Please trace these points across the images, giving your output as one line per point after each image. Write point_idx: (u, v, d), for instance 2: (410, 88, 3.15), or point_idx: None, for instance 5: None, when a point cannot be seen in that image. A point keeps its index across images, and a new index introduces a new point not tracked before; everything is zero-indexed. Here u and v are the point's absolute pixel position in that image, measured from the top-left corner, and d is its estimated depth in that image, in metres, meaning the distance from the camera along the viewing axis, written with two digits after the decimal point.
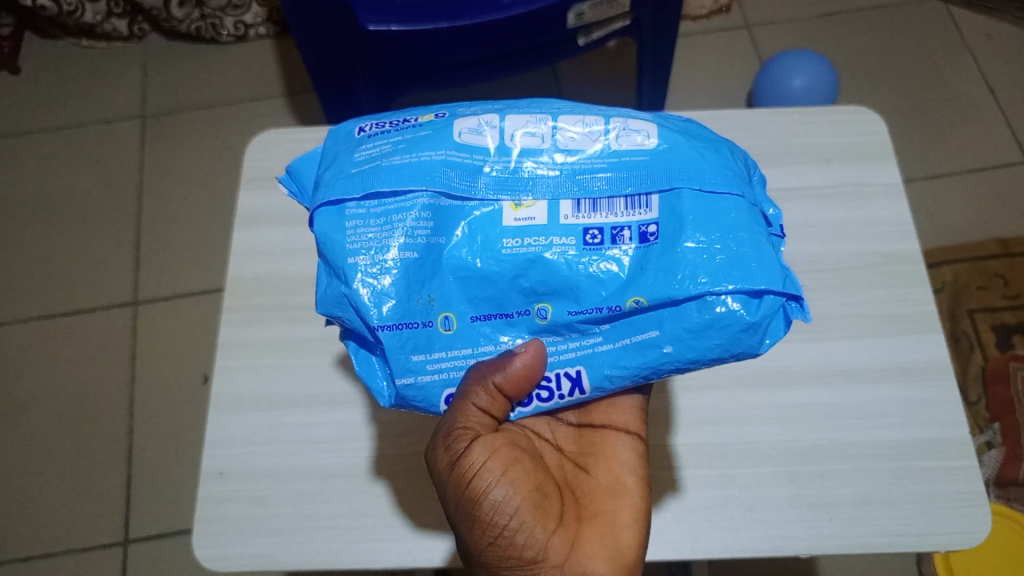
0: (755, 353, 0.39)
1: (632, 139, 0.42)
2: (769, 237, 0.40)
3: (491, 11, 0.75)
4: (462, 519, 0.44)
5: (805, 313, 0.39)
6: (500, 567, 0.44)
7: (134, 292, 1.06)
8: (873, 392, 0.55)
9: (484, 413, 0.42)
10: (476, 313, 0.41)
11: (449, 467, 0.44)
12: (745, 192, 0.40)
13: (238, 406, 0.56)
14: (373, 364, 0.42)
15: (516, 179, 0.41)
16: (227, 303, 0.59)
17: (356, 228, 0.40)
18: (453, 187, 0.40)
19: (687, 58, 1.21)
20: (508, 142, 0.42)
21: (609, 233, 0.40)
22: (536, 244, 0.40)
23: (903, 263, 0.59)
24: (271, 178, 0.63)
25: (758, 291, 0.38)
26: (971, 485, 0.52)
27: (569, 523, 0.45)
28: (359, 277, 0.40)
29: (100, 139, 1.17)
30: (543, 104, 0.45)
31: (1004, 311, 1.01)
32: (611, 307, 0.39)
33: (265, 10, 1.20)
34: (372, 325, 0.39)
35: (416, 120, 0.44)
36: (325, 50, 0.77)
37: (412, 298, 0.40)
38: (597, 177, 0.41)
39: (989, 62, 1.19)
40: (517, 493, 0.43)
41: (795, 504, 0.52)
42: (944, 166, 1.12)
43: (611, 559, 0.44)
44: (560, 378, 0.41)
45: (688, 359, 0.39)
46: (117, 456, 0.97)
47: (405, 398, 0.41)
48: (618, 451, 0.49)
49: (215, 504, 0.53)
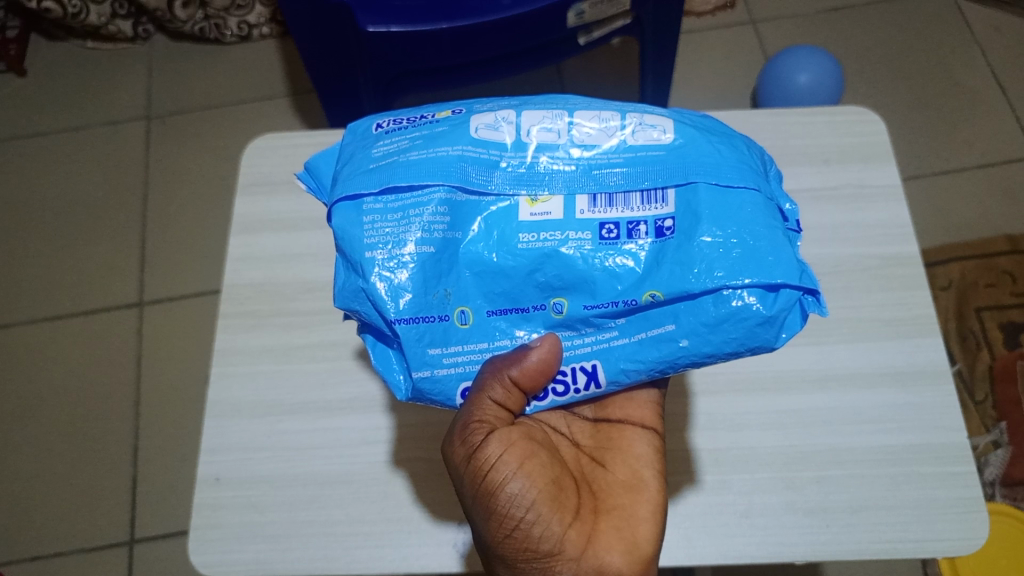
0: (771, 348, 0.38)
1: (648, 134, 0.41)
2: (786, 231, 0.40)
3: (491, 11, 0.75)
4: (479, 511, 0.44)
5: (821, 306, 0.39)
6: (517, 560, 0.43)
7: (139, 293, 1.07)
8: (869, 397, 0.54)
9: (499, 407, 0.42)
10: (493, 307, 0.41)
11: (466, 460, 0.44)
12: (761, 186, 0.40)
13: (235, 413, 0.56)
14: (391, 358, 0.42)
15: (533, 174, 0.41)
16: (224, 310, 0.60)
17: (373, 223, 0.40)
18: (469, 181, 0.40)
19: (691, 54, 1.20)
20: (525, 137, 0.42)
21: (626, 227, 0.40)
22: (552, 238, 0.40)
23: (902, 267, 0.58)
24: (268, 185, 0.63)
25: (775, 285, 0.37)
26: (968, 491, 0.52)
27: (586, 516, 0.45)
28: (376, 271, 0.39)
29: (107, 140, 1.18)
30: (559, 99, 0.44)
31: (1013, 309, 1.00)
32: (628, 301, 0.39)
33: (269, 10, 1.20)
34: (388, 318, 0.39)
35: (433, 115, 0.43)
36: (326, 51, 0.77)
37: (429, 292, 0.40)
38: (613, 172, 0.40)
39: (997, 55, 1.18)
40: (533, 486, 0.43)
41: (791, 510, 0.52)
42: (951, 163, 1.11)
43: (628, 552, 0.44)
44: (576, 373, 0.41)
45: (705, 353, 0.39)
46: (124, 455, 0.98)
47: (421, 391, 0.41)
48: (635, 446, 0.49)
49: (212, 511, 0.54)
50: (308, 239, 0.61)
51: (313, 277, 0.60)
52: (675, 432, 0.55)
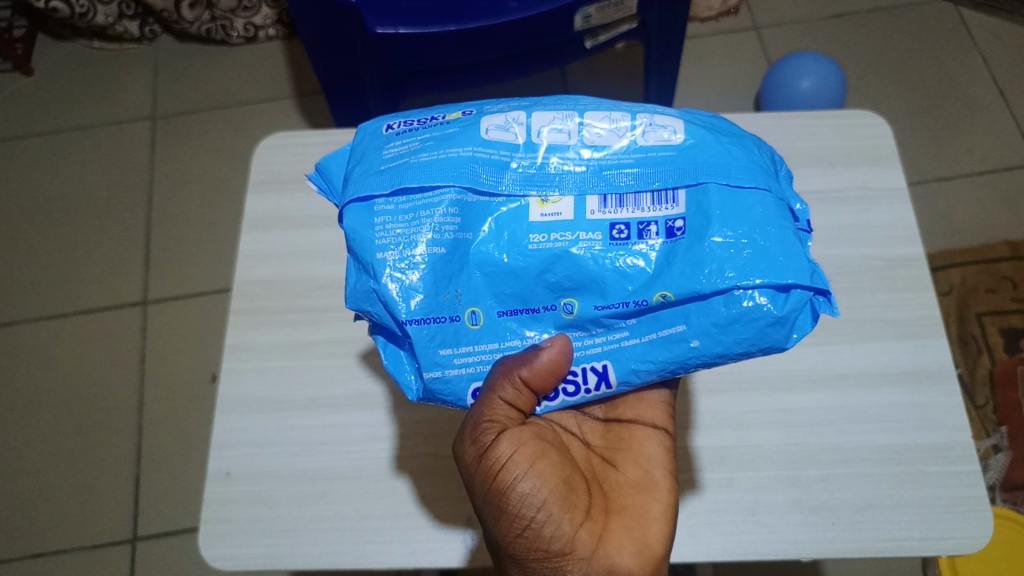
0: (781, 348, 0.39)
1: (659, 135, 0.42)
2: (796, 231, 0.40)
3: (498, 14, 0.76)
4: (490, 510, 0.44)
5: (832, 307, 0.39)
6: (527, 559, 0.44)
7: (144, 292, 1.07)
8: (873, 396, 0.55)
9: (510, 407, 0.43)
10: (504, 308, 0.41)
11: (476, 459, 0.44)
12: (771, 187, 0.40)
13: (244, 408, 0.57)
14: (402, 359, 0.42)
15: (543, 175, 0.41)
16: (233, 306, 0.60)
17: (385, 224, 0.41)
18: (480, 182, 0.41)
19: (693, 59, 1.21)
20: (535, 138, 0.42)
21: (636, 228, 0.40)
22: (562, 239, 0.40)
23: (906, 269, 0.59)
24: (278, 183, 0.64)
25: (786, 285, 0.38)
26: (973, 489, 0.52)
27: (597, 515, 0.45)
28: (387, 271, 0.40)
29: (113, 140, 1.19)
30: (568, 100, 0.45)
31: (1013, 314, 1.01)
32: (638, 301, 0.39)
33: (274, 12, 1.21)
34: (400, 319, 0.40)
35: (444, 117, 0.44)
36: (333, 54, 0.78)
37: (440, 293, 0.40)
38: (624, 173, 0.41)
39: (998, 63, 1.19)
40: (545, 485, 0.43)
41: (796, 508, 0.52)
42: (952, 169, 1.12)
43: (639, 551, 0.44)
44: (587, 372, 0.42)
45: (716, 353, 0.39)
46: (128, 452, 0.98)
47: (432, 392, 0.41)
48: (645, 446, 0.49)
49: (221, 505, 0.54)
50: (317, 236, 0.62)
51: (322, 274, 0.61)
52: (681, 431, 0.55)
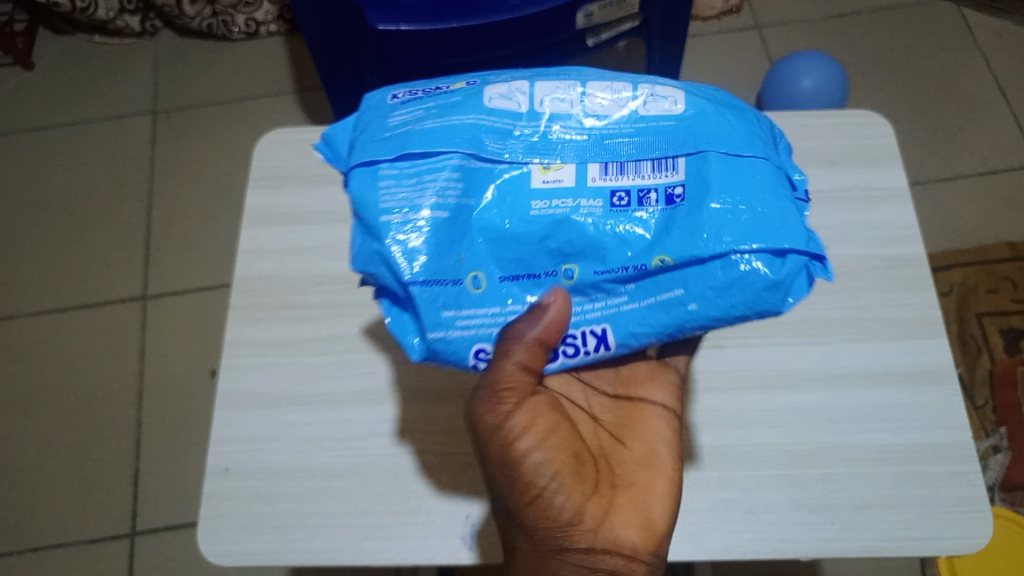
0: (778, 313, 0.39)
1: (660, 105, 0.42)
2: (794, 200, 0.40)
3: (500, 11, 0.75)
4: (501, 478, 0.43)
5: (828, 272, 0.39)
6: (534, 529, 0.43)
7: (144, 287, 1.07)
8: (873, 395, 0.55)
9: (523, 371, 0.42)
10: (504, 273, 0.40)
11: (489, 426, 0.44)
12: (770, 156, 0.40)
13: (243, 404, 0.57)
14: (405, 322, 0.41)
15: (545, 143, 0.41)
16: (233, 302, 0.60)
17: (388, 188, 0.40)
18: (484, 148, 0.40)
19: (695, 58, 1.21)
20: (537, 107, 0.42)
21: (636, 194, 0.40)
22: (563, 205, 0.40)
23: (908, 268, 0.59)
24: (277, 178, 0.64)
25: (783, 250, 0.38)
26: (973, 490, 0.52)
27: (604, 490, 0.45)
28: (391, 234, 0.40)
29: (113, 134, 1.18)
30: (571, 71, 0.45)
31: (1013, 314, 1.00)
32: (637, 266, 0.39)
33: (276, 8, 1.21)
34: (402, 280, 0.39)
35: (448, 87, 0.44)
36: (334, 49, 0.78)
37: (442, 257, 0.40)
38: (625, 141, 0.41)
39: (1000, 63, 1.19)
40: (558, 455, 0.43)
41: (796, 507, 0.52)
42: (953, 169, 1.11)
43: (645, 527, 0.45)
44: (586, 336, 0.41)
45: (713, 316, 0.39)
46: (127, 446, 0.98)
47: (434, 352, 0.40)
48: (653, 424, 0.50)
49: (220, 501, 0.54)
50: (315, 232, 0.62)
51: (321, 270, 0.61)
52: (681, 429, 0.55)
